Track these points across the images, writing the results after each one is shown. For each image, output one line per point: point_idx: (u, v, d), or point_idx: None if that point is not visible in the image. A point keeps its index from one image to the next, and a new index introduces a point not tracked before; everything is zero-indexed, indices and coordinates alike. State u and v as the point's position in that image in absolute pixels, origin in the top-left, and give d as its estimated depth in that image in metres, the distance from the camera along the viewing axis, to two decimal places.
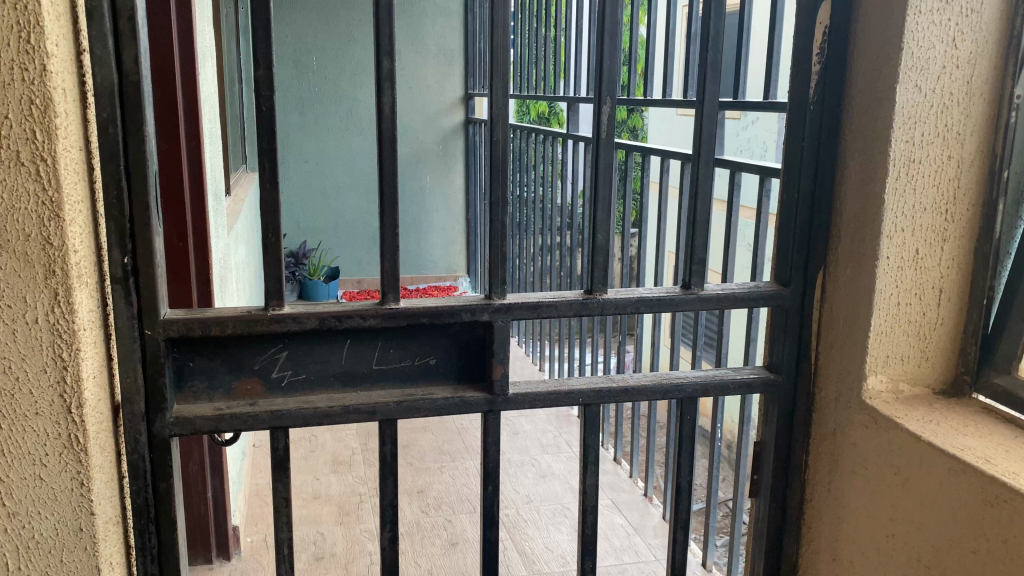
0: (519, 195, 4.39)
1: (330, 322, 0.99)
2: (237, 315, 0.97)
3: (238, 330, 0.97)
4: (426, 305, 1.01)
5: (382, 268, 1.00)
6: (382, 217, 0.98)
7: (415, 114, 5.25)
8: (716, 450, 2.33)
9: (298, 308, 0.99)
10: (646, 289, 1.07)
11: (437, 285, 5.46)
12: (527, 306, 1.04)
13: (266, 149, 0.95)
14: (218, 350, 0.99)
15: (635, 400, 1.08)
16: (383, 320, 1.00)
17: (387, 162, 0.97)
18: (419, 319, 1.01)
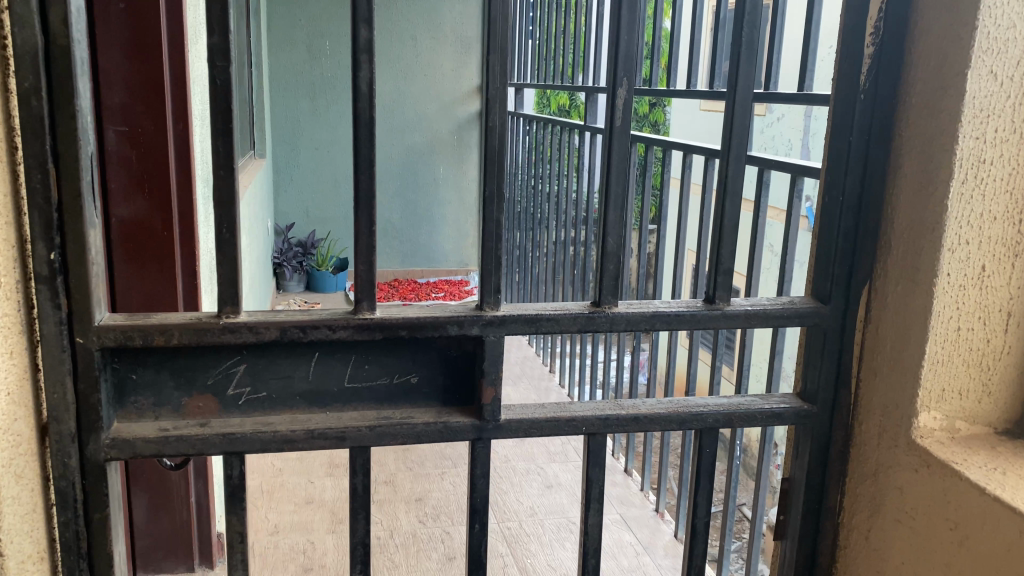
0: (534, 189, 4.25)
1: (293, 334, 0.85)
2: (185, 322, 0.83)
3: (185, 341, 0.83)
4: (406, 316, 0.87)
5: (356, 270, 0.86)
6: (356, 212, 0.84)
7: (430, 103, 5.11)
8: (734, 466, 2.18)
9: (256, 317, 0.86)
10: (663, 304, 0.93)
11: (449, 279, 5.34)
12: (523, 321, 0.89)
13: (220, 129, 0.81)
14: (165, 362, 0.86)
15: (646, 430, 0.94)
16: (355, 334, 0.86)
17: (365, 149, 0.83)
18: (397, 333, 0.87)
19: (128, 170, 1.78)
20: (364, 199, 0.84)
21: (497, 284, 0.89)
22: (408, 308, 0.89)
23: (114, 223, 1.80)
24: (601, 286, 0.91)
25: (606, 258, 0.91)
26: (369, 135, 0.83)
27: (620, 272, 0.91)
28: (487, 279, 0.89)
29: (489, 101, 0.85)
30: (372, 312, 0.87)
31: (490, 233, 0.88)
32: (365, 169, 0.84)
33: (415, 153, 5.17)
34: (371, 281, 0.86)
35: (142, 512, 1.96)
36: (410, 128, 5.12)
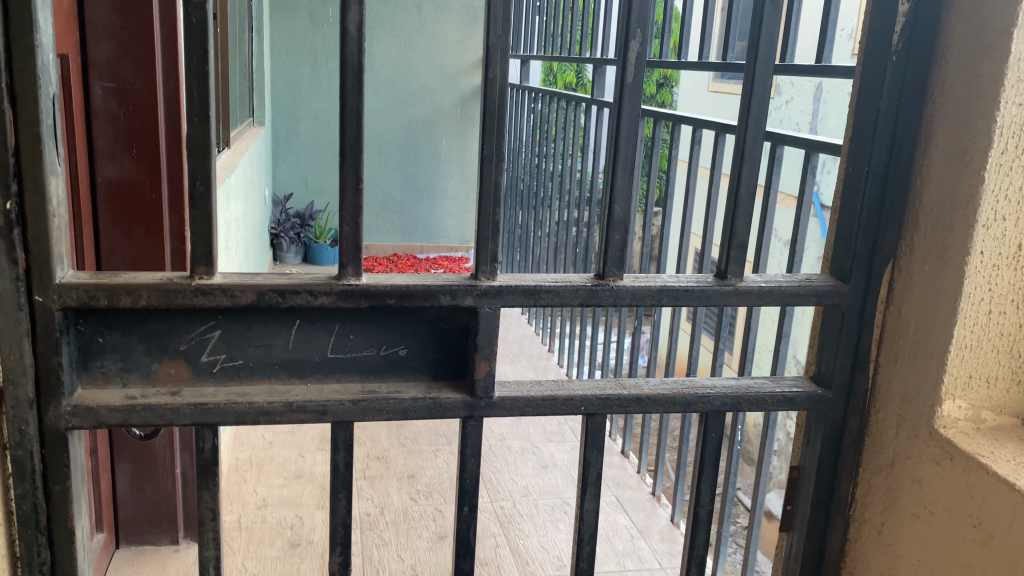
0: (537, 165, 4.17)
1: (271, 299, 0.79)
2: (153, 282, 0.77)
3: (153, 303, 0.77)
4: (395, 284, 0.81)
5: (341, 232, 0.79)
6: (342, 169, 0.78)
7: (434, 75, 5.01)
8: (734, 452, 2.12)
9: (232, 279, 0.79)
10: (672, 277, 0.86)
11: (449, 255, 5.26)
12: (521, 292, 0.83)
13: (195, 73, 0.74)
14: (133, 325, 0.80)
15: (649, 412, 0.88)
16: (339, 301, 0.80)
17: (353, 100, 0.77)
18: (384, 302, 0.81)
19: (116, 128, 1.72)
20: (351, 155, 0.78)
21: (494, 252, 0.83)
22: (397, 275, 0.83)
23: (100, 182, 1.73)
24: (606, 257, 0.85)
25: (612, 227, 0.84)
26: (358, 85, 0.76)
27: (627, 243, 0.85)
28: (482, 246, 0.82)
29: (490, 52, 0.78)
30: (358, 278, 0.81)
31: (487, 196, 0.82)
32: (352, 122, 0.77)
33: (417, 126, 5.08)
34: (357, 245, 0.80)
35: (125, 483, 1.91)
36: (413, 100, 5.03)
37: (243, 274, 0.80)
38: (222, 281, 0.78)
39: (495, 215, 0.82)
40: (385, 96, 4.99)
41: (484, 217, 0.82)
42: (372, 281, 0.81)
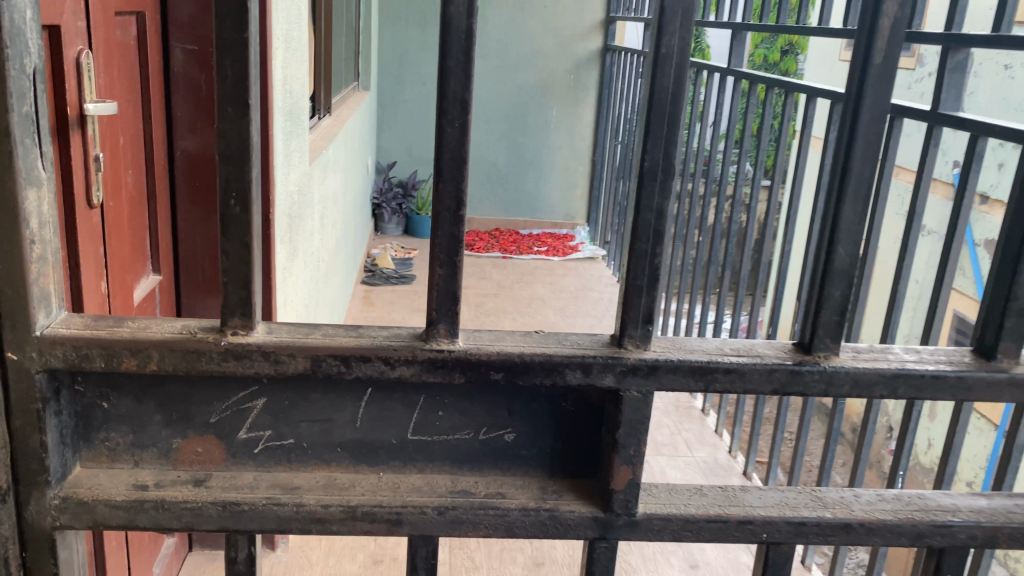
0: None
1: (331, 367, 0.55)
2: (169, 336, 0.55)
3: (167, 367, 0.54)
4: (503, 351, 0.56)
5: (431, 276, 0.55)
6: (440, 187, 0.53)
7: (547, 38, 4.71)
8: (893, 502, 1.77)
9: (278, 335, 0.56)
10: (911, 358, 0.59)
11: (553, 232, 4.99)
12: (688, 371, 0.57)
13: (230, 43, 0.50)
14: (150, 388, 0.59)
15: (858, 544, 0.61)
16: (424, 375, 0.56)
17: (458, 87, 0.52)
18: (488, 376, 0.56)
19: (197, 97, 1.52)
20: (453, 166, 0.53)
21: (649, 312, 0.57)
22: (510, 335, 0.58)
23: (178, 156, 1.55)
24: (816, 324, 0.58)
25: (826, 279, 0.57)
26: (466, 61, 0.52)
27: (848, 304, 0.57)
28: (630, 303, 0.57)
29: (662, 17, 0.52)
30: (453, 341, 0.56)
31: (643, 232, 0.56)
32: (454, 115, 0.52)
33: (526, 93, 4.82)
34: (455, 294, 0.56)
35: None
36: (524, 65, 4.76)
37: (296, 327, 0.57)
38: (262, 336, 0.55)
39: (654, 261, 0.56)
40: (494, 61, 4.75)
41: (638, 262, 0.56)
42: (474, 346, 0.56)
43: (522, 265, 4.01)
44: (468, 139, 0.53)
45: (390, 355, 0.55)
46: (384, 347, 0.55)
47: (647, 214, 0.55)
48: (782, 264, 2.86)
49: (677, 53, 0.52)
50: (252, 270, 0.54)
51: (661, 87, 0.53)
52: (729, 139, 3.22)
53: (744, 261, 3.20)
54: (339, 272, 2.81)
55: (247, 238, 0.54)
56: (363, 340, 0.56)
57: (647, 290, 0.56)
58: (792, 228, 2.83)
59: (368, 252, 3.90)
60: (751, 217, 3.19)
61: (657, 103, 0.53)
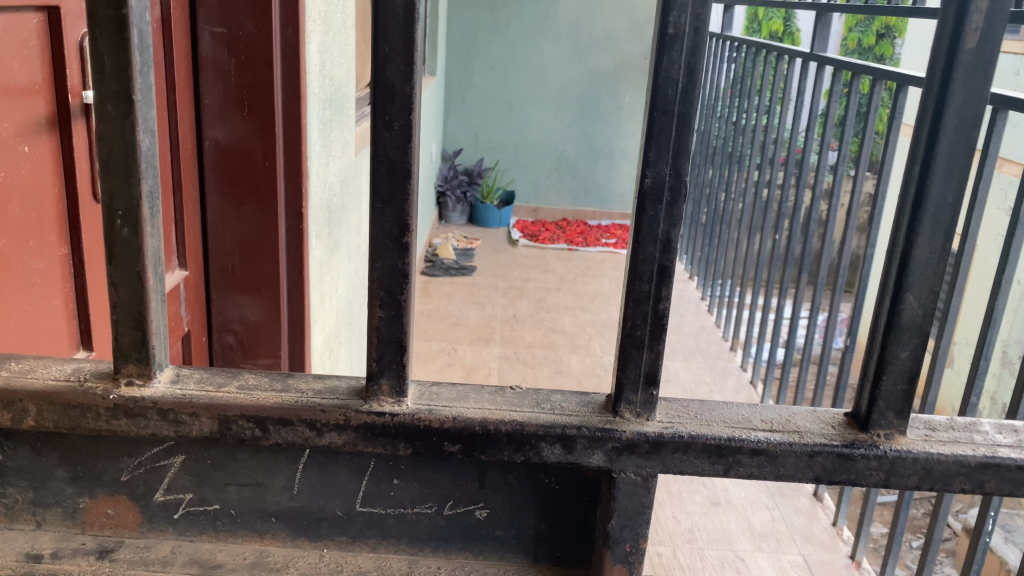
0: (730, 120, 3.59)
1: (245, 430, 0.45)
2: (50, 385, 0.45)
3: (48, 420, 0.44)
4: (461, 416, 0.44)
5: (372, 320, 0.44)
6: (381, 210, 0.42)
7: (622, 21, 4.53)
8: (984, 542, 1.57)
9: (185, 385, 0.46)
10: (1005, 444, 0.44)
11: (623, 223, 4.82)
12: (700, 449, 0.44)
13: (104, 17, 0.39)
14: (48, 439, 0.49)
15: None
16: (359, 444, 0.45)
17: (398, 76, 0.40)
18: (442, 448, 0.45)
19: (227, 83, 1.42)
20: (397, 182, 0.42)
21: (652, 371, 0.44)
22: (476, 395, 0.46)
23: (208, 146, 1.46)
24: (875, 392, 0.44)
25: (890, 335, 0.43)
26: (408, 46, 0.40)
27: (918, 368, 0.43)
28: (627, 363, 0.44)
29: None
30: (398, 403, 0.45)
31: (641, 270, 0.43)
32: (394, 114, 0.40)
33: (599, 78, 4.64)
34: (403, 344, 0.44)
35: None
36: (597, 49, 4.58)
37: (209, 375, 0.46)
38: (163, 389, 0.45)
39: (658, 307, 0.44)
40: (566, 45, 4.59)
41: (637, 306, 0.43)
42: (427, 408, 0.45)
43: (588, 258, 3.87)
44: (413, 144, 0.41)
45: (319, 417, 0.44)
46: (311, 409, 0.44)
47: (649, 244, 0.43)
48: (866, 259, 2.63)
49: (690, 32, 0.39)
50: (148, 309, 0.44)
51: (665, 78, 0.40)
52: (810, 127, 2.98)
53: (824, 253, 2.96)
54: None
55: (139, 267, 0.43)
56: (287, 398, 0.45)
57: (650, 346, 0.44)
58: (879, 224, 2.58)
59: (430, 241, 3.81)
60: (833, 206, 2.96)
61: (658, 104, 0.41)
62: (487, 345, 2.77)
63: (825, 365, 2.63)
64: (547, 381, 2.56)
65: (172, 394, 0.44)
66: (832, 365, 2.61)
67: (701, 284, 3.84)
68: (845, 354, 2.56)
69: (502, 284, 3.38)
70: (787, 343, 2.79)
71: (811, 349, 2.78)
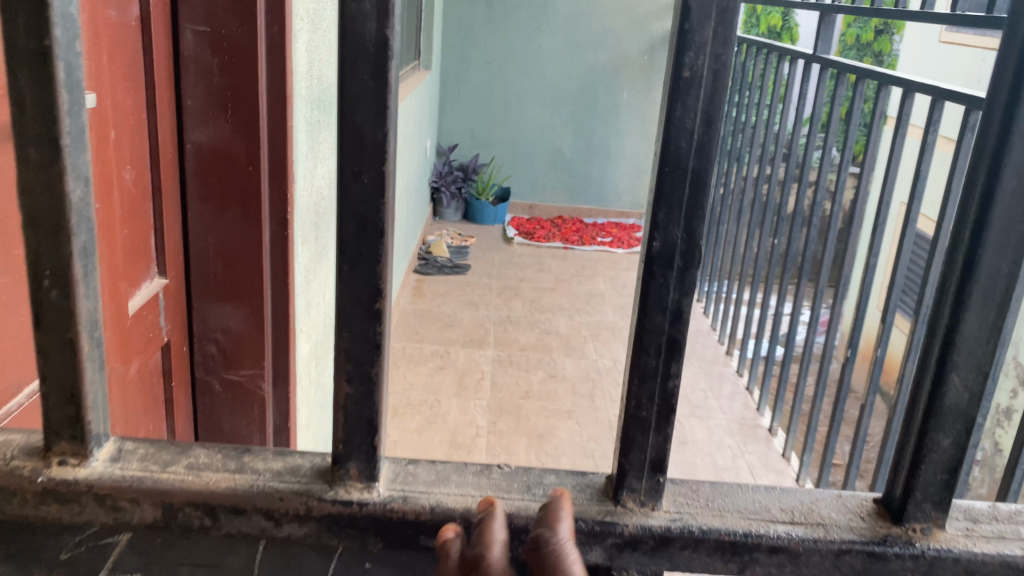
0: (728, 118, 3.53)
1: (199, 517, 0.44)
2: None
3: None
4: (437, 506, 0.44)
5: (339, 395, 0.44)
6: (352, 271, 0.42)
7: (620, 16, 4.45)
8: None
9: (131, 462, 0.45)
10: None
11: (620, 221, 4.76)
12: (710, 542, 0.43)
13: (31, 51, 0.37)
14: None
15: None
16: (322, 533, 0.44)
17: (369, 125, 0.39)
18: (410, 537, 0.44)
19: (210, 84, 1.36)
20: (371, 239, 0.41)
21: (657, 458, 0.43)
22: (460, 477, 0.46)
23: (190, 149, 1.40)
24: (916, 467, 0.43)
25: (938, 414, 0.42)
26: (378, 87, 0.39)
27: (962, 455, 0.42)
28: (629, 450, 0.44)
29: (684, 30, 0.38)
30: (369, 489, 0.44)
31: (646, 340, 0.42)
32: (373, 168, 0.40)
33: (596, 73, 4.58)
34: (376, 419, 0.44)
35: None
36: (595, 44, 4.51)
37: (155, 452, 0.46)
38: (102, 468, 0.44)
39: (665, 383, 0.43)
40: (564, 40, 4.52)
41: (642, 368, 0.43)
42: (400, 494, 0.45)
43: (584, 257, 3.81)
44: (386, 199, 0.41)
45: (280, 505, 0.44)
46: (272, 496, 0.44)
47: (656, 306, 0.42)
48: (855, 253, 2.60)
49: (710, 78, 0.38)
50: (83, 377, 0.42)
51: (678, 129, 0.39)
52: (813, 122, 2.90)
53: (821, 253, 2.90)
54: None
55: (75, 344, 0.41)
56: (244, 484, 0.44)
57: (655, 430, 0.43)
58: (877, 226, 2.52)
59: (423, 239, 3.75)
60: (835, 205, 2.88)
61: (669, 158, 0.40)
62: (480, 347, 2.72)
63: (820, 362, 2.58)
64: (540, 386, 2.50)
65: (109, 477, 0.43)
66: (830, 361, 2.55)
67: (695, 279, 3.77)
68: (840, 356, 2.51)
69: (496, 284, 3.33)
70: (784, 343, 2.73)
71: (808, 344, 2.72)
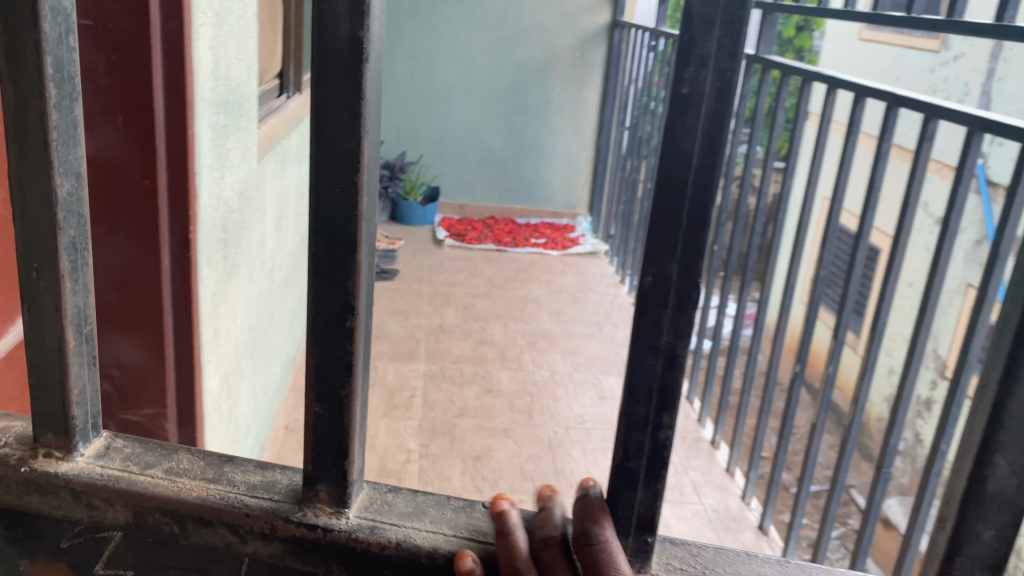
0: (656, 115, 3.44)
1: (170, 523, 0.59)
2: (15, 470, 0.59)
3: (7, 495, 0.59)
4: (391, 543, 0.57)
5: (311, 413, 0.55)
6: (319, 283, 0.52)
7: (551, 10, 4.33)
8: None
9: (111, 469, 0.60)
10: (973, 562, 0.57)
11: (552, 221, 4.66)
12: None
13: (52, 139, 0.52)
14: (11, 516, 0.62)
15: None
16: (279, 552, 0.58)
17: (337, 127, 0.48)
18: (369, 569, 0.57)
19: (95, 86, 1.17)
20: (341, 253, 0.51)
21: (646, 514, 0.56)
22: (435, 513, 0.59)
23: None
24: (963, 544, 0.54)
25: (977, 501, 0.54)
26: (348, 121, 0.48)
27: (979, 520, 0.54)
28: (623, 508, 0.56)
29: (683, 49, 0.46)
30: (338, 513, 0.57)
31: (638, 386, 0.54)
32: (349, 174, 0.49)
33: (527, 69, 4.45)
34: (343, 441, 0.55)
35: None
36: (525, 39, 4.38)
37: (137, 456, 0.61)
38: (84, 464, 0.59)
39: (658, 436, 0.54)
40: (493, 35, 4.38)
41: (645, 362, 0.53)
42: (369, 523, 0.57)
43: (517, 260, 3.69)
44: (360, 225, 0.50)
45: (245, 521, 0.58)
46: (240, 512, 0.58)
47: (648, 346, 0.52)
48: (797, 252, 2.47)
49: (712, 93, 0.47)
50: (69, 377, 0.56)
51: (676, 150, 0.48)
52: (739, 115, 2.67)
53: (753, 246, 2.82)
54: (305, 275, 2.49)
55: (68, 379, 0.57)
56: (217, 497, 0.58)
57: (643, 485, 0.56)
58: (809, 216, 2.42)
59: None
60: (763, 200, 2.79)
61: (657, 181, 0.49)
62: (411, 361, 2.57)
63: (754, 358, 2.49)
64: (475, 402, 2.38)
65: (86, 476, 0.59)
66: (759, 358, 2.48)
67: (617, 268, 3.68)
68: (773, 347, 2.43)
69: (427, 290, 3.19)
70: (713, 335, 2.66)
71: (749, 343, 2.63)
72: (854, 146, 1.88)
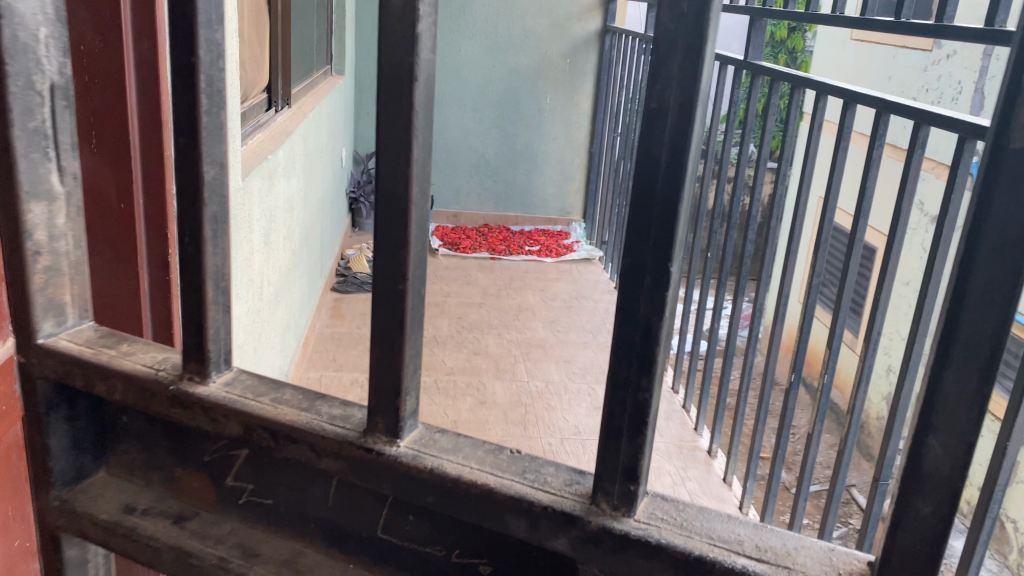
0: None
1: (262, 439, 0.54)
2: (140, 376, 0.58)
3: (132, 401, 0.59)
4: (439, 467, 0.50)
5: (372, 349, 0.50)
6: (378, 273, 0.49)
7: (541, 18, 4.33)
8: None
9: (232, 393, 0.56)
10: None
11: (546, 228, 4.64)
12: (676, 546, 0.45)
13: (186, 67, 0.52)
14: (162, 425, 0.61)
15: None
16: (349, 472, 0.52)
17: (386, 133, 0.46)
18: (421, 498, 0.50)
19: None
20: (396, 226, 0.47)
21: (630, 465, 0.46)
22: (470, 449, 0.51)
23: None
24: (896, 517, 0.40)
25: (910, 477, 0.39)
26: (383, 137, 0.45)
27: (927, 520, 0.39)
28: (607, 456, 0.46)
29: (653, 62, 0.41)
30: (393, 442, 0.51)
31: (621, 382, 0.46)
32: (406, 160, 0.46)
33: (518, 77, 4.43)
34: (396, 380, 0.50)
35: None
36: (515, 47, 4.37)
37: (258, 386, 0.57)
38: (216, 386, 0.57)
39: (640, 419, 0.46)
40: (484, 43, 4.37)
41: (626, 332, 0.45)
42: (415, 453, 0.51)
43: (512, 268, 3.67)
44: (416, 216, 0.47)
45: (319, 440, 0.52)
46: (318, 433, 0.52)
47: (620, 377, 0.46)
48: (788, 259, 2.45)
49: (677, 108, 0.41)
50: (206, 318, 0.56)
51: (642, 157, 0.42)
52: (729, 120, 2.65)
53: (745, 250, 2.80)
54: (296, 289, 2.46)
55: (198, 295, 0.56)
56: (302, 420, 0.54)
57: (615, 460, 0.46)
58: (800, 222, 2.40)
59: (340, 254, 3.56)
60: (755, 202, 2.77)
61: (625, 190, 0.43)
62: None
63: (748, 362, 2.47)
64: (471, 414, 2.35)
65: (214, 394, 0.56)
66: (753, 366, 2.46)
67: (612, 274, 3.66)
68: (769, 350, 2.40)
69: None
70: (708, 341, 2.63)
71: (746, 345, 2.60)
72: (844, 154, 1.86)
